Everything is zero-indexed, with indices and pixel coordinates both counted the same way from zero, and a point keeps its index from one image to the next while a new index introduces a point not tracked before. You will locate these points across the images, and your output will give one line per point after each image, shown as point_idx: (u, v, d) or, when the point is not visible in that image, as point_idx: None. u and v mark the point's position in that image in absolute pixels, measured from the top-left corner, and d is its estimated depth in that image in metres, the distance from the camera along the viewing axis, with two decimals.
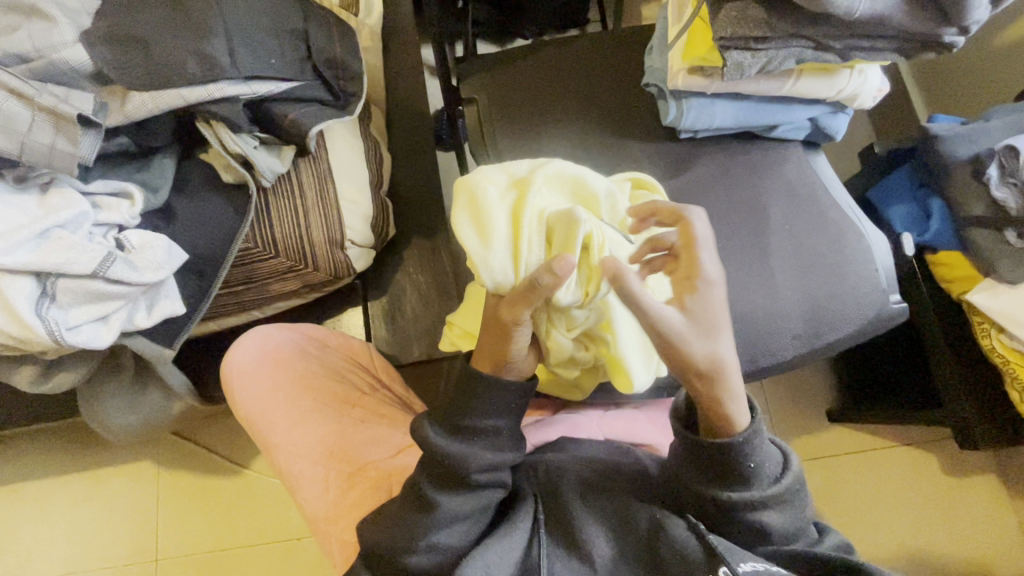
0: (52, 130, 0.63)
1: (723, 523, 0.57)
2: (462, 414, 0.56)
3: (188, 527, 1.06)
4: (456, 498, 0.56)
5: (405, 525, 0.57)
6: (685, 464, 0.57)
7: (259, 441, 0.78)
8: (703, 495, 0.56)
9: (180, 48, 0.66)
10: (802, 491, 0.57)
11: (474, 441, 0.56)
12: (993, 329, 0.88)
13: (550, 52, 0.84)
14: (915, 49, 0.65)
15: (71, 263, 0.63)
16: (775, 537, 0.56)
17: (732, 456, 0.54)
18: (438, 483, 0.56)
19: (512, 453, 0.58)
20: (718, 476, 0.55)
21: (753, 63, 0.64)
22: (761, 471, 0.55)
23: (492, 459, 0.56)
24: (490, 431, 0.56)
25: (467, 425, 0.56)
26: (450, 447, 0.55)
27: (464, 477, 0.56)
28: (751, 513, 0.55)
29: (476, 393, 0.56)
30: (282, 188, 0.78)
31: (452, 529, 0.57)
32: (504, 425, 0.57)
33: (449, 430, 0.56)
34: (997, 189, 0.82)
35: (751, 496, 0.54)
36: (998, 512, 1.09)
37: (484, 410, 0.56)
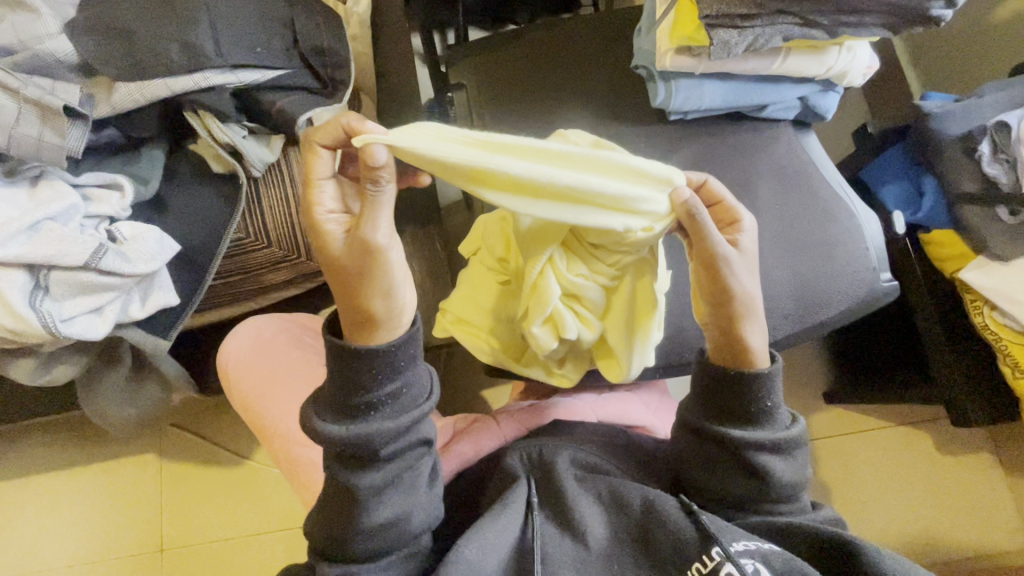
0: (38, 122, 0.63)
1: (728, 471, 0.58)
2: (346, 388, 0.50)
3: (190, 516, 1.07)
4: (372, 474, 0.52)
5: (337, 514, 0.53)
6: (701, 400, 0.59)
7: (257, 428, 0.80)
8: (716, 434, 0.57)
9: (166, 39, 0.67)
10: (804, 450, 0.59)
11: (372, 413, 0.51)
12: (986, 306, 0.88)
13: (539, 35, 0.84)
14: (905, 24, 0.64)
15: (63, 255, 0.63)
16: (779, 488, 0.57)
17: (748, 389, 0.56)
18: (352, 465, 0.52)
19: (423, 407, 0.53)
20: (733, 413, 0.57)
21: (740, 41, 0.64)
22: (771, 415, 0.57)
23: (397, 426, 0.51)
24: (391, 392, 0.51)
25: (357, 400, 0.50)
26: (350, 427, 0.50)
27: (376, 452, 0.52)
28: (758, 455, 0.56)
29: (360, 366, 0.50)
30: (272, 178, 0.78)
31: (386, 503, 0.53)
32: (398, 385, 0.51)
33: (338, 410, 0.51)
34: (989, 166, 0.83)
35: (760, 436, 0.56)
36: (990, 488, 1.11)
37: (372, 380, 0.50)
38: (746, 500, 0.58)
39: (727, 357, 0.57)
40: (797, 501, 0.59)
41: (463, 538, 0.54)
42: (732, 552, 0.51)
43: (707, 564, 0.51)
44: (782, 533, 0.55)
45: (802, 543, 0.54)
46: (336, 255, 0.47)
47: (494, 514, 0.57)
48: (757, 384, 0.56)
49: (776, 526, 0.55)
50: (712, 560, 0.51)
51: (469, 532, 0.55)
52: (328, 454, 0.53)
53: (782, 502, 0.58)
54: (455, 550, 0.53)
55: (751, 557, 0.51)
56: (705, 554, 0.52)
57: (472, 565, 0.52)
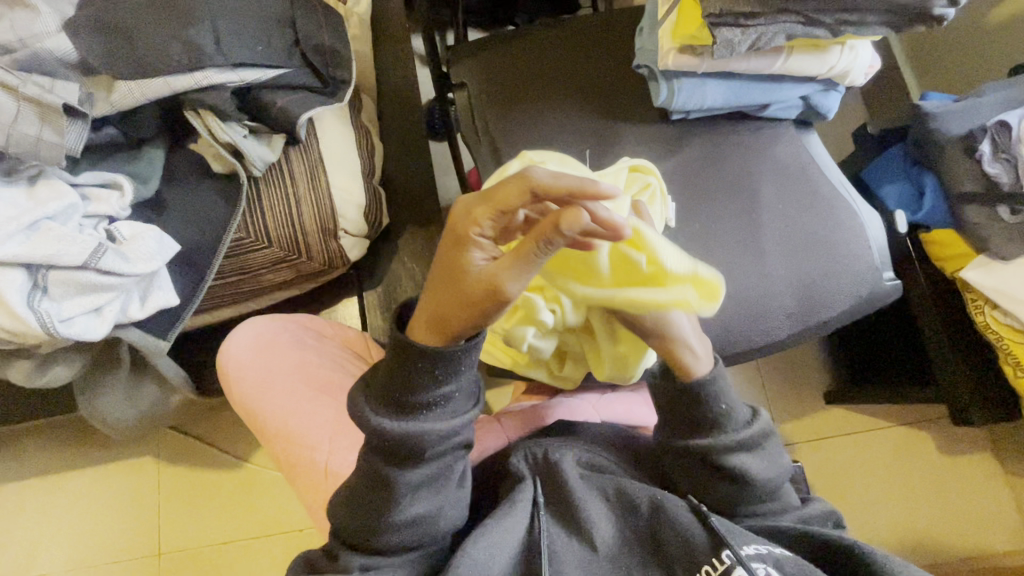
0: (37, 120, 0.63)
1: (710, 478, 0.58)
2: (402, 389, 0.50)
3: (188, 520, 1.06)
4: (417, 471, 0.53)
5: (371, 507, 0.54)
6: (664, 419, 0.59)
7: (258, 429, 0.80)
8: (681, 445, 0.58)
9: (166, 37, 0.66)
10: (773, 440, 0.59)
11: (424, 413, 0.51)
12: (987, 305, 0.88)
13: (540, 35, 0.84)
14: (906, 23, 0.64)
15: (62, 254, 0.63)
16: (759, 485, 0.57)
17: (698, 399, 0.56)
18: (394, 460, 0.52)
19: (470, 412, 0.53)
20: (692, 422, 0.58)
21: (743, 40, 0.64)
22: (730, 417, 0.57)
23: (447, 428, 0.51)
24: (443, 395, 0.50)
25: (412, 402, 0.50)
26: (399, 426, 0.50)
27: (423, 451, 0.52)
28: (729, 458, 0.57)
29: (415, 368, 0.49)
30: (272, 178, 0.78)
31: (422, 498, 0.54)
32: (452, 390, 0.51)
33: (392, 409, 0.51)
34: (991, 165, 0.84)
35: (724, 440, 0.57)
36: (992, 488, 1.10)
37: (426, 383, 0.49)
38: (732, 502, 0.58)
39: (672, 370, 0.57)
40: (784, 496, 0.59)
41: (471, 538, 0.53)
42: (743, 555, 0.51)
43: (718, 566, 0.51)
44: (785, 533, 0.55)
45: (798, 542, 0.55)
46: (465, 280, 0.46)
47: (499, 515, 0.56)
48: (705, 393, 0.56)
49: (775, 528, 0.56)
50: (722, 563, 0.51)
51: (475, 533, 0.54)
52: (368, 446, 0.53)
53: (767, 499, 0.58)
54: (462, 549, 0.52)
55: (763, 561, 0.50)
56: (715, 557, 0.52)
57: (480, 565, 0.52)
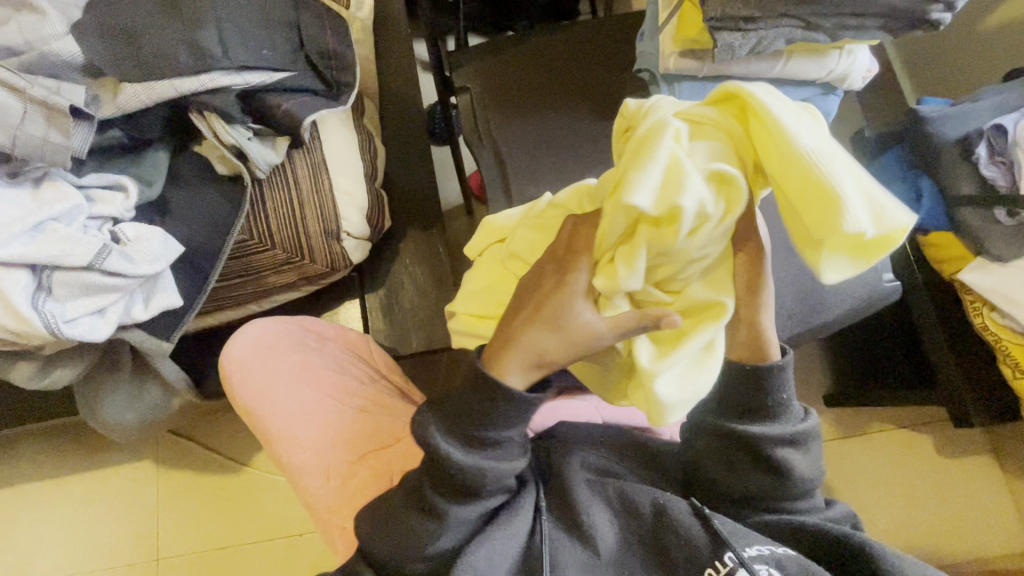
0: (44, 122, 0.63)
1: (747, 467, 0.57)
2: (473, 422, 0.51)
3: (188, 525, 1.06)
4: (467, 507, 0.53)
5: (412, 532, 0.54)
6: (717, 402, 0.58)
7: (259, 431, 0.79)
8: (733, 432, 0.56)
9: (173, 39, 0.67)
10: (819, 441, 0.59)
11: (489, 451, 0.52)
12: (985, 307, 0.89)
13: (541, 40, 0.85)
14: (904, 28, 0.65)
15: (66, 255, 0.63)
16: (799, 481, 0.57)
17: (765, 383, 0.54)
18: (449, 491, 0.53)
19: (525, 461, 0.55)
20: (747, 410, 0.56)
21: (744, 44, 0.64)
22: (788, 407, 0.57)
23: (505, 472, 0.53)
24: (505, 441, 0.52)
25: (482, 436, 0.51)
26: (464, 459, 0.51)
27: (478, 488, 0.52)
28: (778, 450, 0.56)
29: (489, 404, 0.50)
30: (276, 180, 0.78)
31: (460, 534, 0.54)
32: (516, 435, 0.52)
33: (461, 438, 0.52)
34: (986, 168, 0.85)
35: (779, 429, 0.56)
36: (993, 491, 1.11)
37: (497, 421, 0.51)
38: (763, 495, 0.58)
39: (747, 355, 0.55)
40: (812, 498, 0.59)
41: (472, 542, 0.54)
42: (745, 557, 0.51)
43: (721, 569, 0.51)
44: (792, 532, 0.56)
45: (804, 539, 0.55)
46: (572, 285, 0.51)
47: (501, 519, 0.56)
48: (775, 380, 0.54)
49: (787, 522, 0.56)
50: (725, 565, 0.51)
51: (477, 537, 0.54)
52: (423, 469, 0.54)
53: (798, 498, 0.58)
54: (464, 556, 0.52)
55: (765, 562, 0.51)
56: (717, 559, 0.52)
57: (482, 569, 0.52)
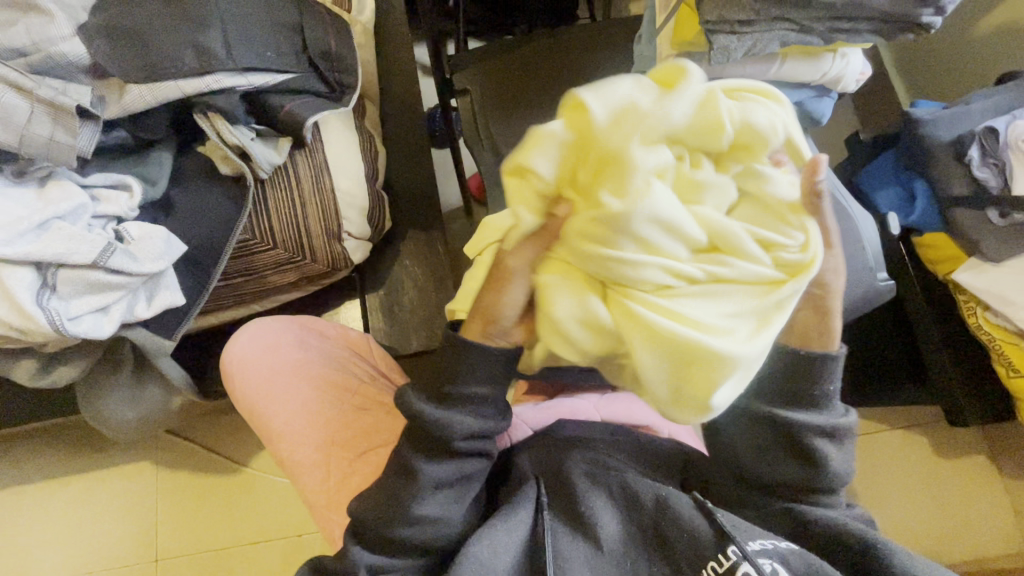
0: (51, 122, 0.64)
1: (779, 453, 0.58)
2: (447, 379, 0.55)
3: (187, 526, 1.06)
4: (443, 465, 0.56)
5: (394, 493, 0.56)
6: (763, 387, 0.57)
7: (260, 428, 0.80)
8: (778, 418, 0.56)
9: (178, 41, 0.68)
10: (852, 440, 0.59)
11: (459, 408, 0.55)
12: (979, 307, 0.90)
13: (540, 44, 0.86)
14: (896, 31, 0.66)
15: (71, 253, 0.64)
16: (829, 475, 0.57)
17: (818, 371, 0.55)
18: (425, 450, 0.56)
19: (499, 422, 0.57)
20: (791, 399, 0.56)
21: (739, 46, 0.65)
22: (831, 399, 0.57)
23: (475, 428, 0.55)
24: (476, 399, 0.55)
25: (452, 392, 0.54)
26: (433, 413, 0.54)
27: (449, 444, 0.55)
28: (815, 439, 0.56)
29: (459, 360, 0.54)
30: (278, 181, 0.79)
31: (441, 498, 0.57)
32: (489, 393, 0.55)
33: (435, 396, 0.55)
34: (979, 169, 0.86)
35: (820, 419, 0.56)
36: (989, 492, 1.11)
37: (468, 377, 0.54)
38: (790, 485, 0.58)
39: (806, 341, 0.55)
40: (836, 496, 0.59)
41: (476, 535, 0.54)
42: (749, 552, 0.51)
43: (723, 563, 0.51)
44: (801, 526, 0.57)
45: (809, 536, 0.57)
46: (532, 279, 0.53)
47: (504, 513, 0.57)
48: (827, 369, 0.55)
49: (796, 515, 0.58)
50: (728, 559, 0.51)
51: (482, 530, 0.55)
52: (404, 432, 0.57)
53: (821, 493, 0.58)
54: (467, 547, 0.53)
55: (769, 557, 0.51)
56: (721, 554, 0.52)
57: (485, 562, 0.53)
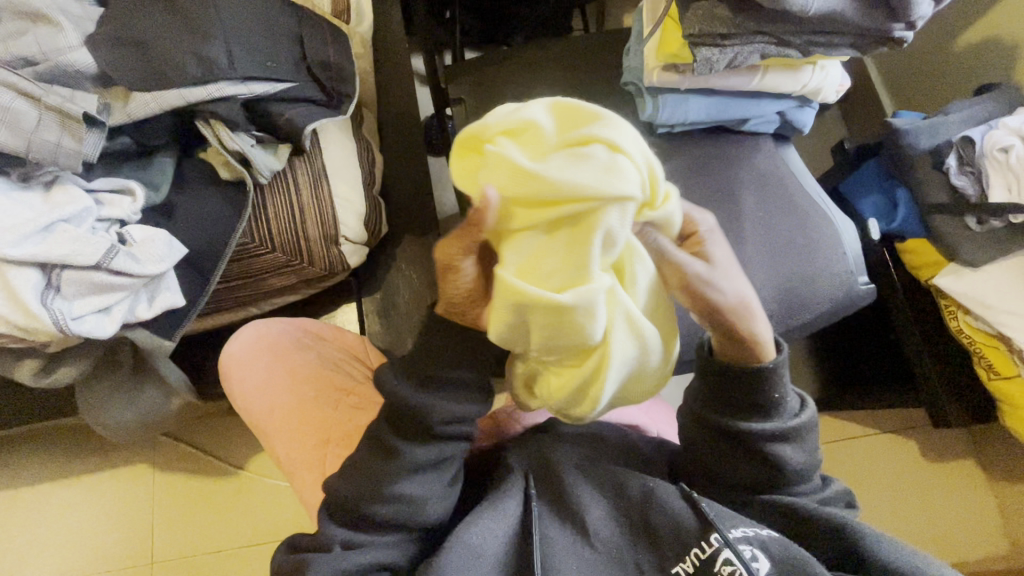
0: (57, 129, 0.66)
1: (738, 457, 0.59)
2: (430, 362, 0.56)
3: (183, 528, 1.07)
4: (422, 449, 0.57)
5: (369, 473, 0.57)
6: (707, 398, 0.59)
7: (253, 422, 0.82)
8: (727, 429, 0.58)
9: (182, 52, 0.70)
10: (815, 433, 0.60)
11: (442, 391, 0.56)
12: (960, 311, 0.93)
13: (533, 54, 0.89)
14: (870, 45, 0.70)
15: (76, 254, 0.66)
16: (790, 472, 0.58)
17: (759, 382, 0.56)
18: (404, 431, 0.57)
19: (481, 406, 0.58)
20: (743, 406, 0.58)
21: (721, 58, 0.68)
22: (782, 404, 0.58)
23: (458, 411, 0.56)
24: (458, 383, 0.56)
25: (435, 375, 0.56)
26: (415, 397, 0.55)
27: (429, 428, 0.56)
28: (768, 444, 0.57)
29: (444, 341, 0.56)
30: (277, 186, 0.81)
31: (418, 481, 0.57)
32: (471, 376, 0.57)
33: (417, 380, 0.56)
34: (957, 177, 0.89)
35: (771, 425, 0.57)
36: (975, 492, 1.13)
37: (452, 360, 0.56)
38: (761, 481, 0.59)
39: (728, 352, 0.57)
40: (811, 481, 0.61)
41: (462, 524, 0.56)
42: (730, 538, 0.53)
43: (706, 550, 0.53)
44: (787, 516, 0.57)
45: (789, 524, 0.57)
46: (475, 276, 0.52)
47: (491, 502, 0.58)
48: (765, 378, 0.56)
49: (774, 505, 0.58)
50: (710, 545, 0.53)
51: (468, 520, 0.56)
52: (383, 414, 0.58)
53: (794, 483, 0.59)
54: (455, 533, 0.55)
55: (749, 543, 0.53)
56: (703, 541, 0.54)
57: (473, 547, 0.54)
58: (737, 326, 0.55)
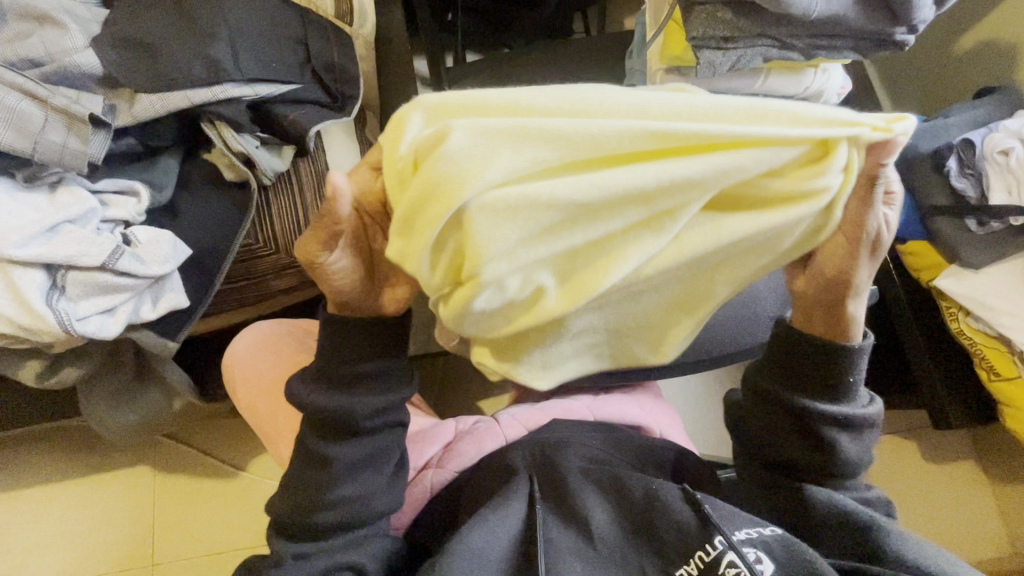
0: (63, 130, 0.67)
1: (796, 435, 0.59)
2: (341, 362, 0.57)
3: (184, 530, 1.06)
4: (351, 445, 0.58)
5: (306, 480, 0.59)
6: (776, 373, 0.60)
7: (255, 423, 0.82)
8: (797, 406, 0.58)
9: (188, 54, 0.71)
10: (873, 431, 0.60)
11: (358, 386, 0.57)
12: (961, 313, 0.93)
13: (536, 57, 0.89)
14: (873, 49, 0.71)
15: (83, 254, 0.66)
16: (844, 464, 0.58)
17: (842, 361, 0.57)
18: (327, 434, 0.58)
19: (397, 392, 0.59)
20: (812, 384, 0.58)
21: (724, 61, 0.68)
22: (853, 391, 0.58)
23: (375, 403, 0.57)
24: (369, 375, 0.57)
25: (346, 373, 0.57)
26: (329, 397, 0.56)
27: (352, 424, 0.57)
28: (831, 430, 0.58)
29: (348, 341, 0.57)
30: (281, 187, 0.81)
31: (355, 480, 0.58)
32: (384, 366, 0.58)
33: (327, 382, 0.57)
34: (958, 179, 0.89)
35: (837, 410, 0.57)
36: (976, 494, 1.13)
37: (361, 355, 0.57)
38: (806, 469, 0.60)
39: (828, 325, 0.57)
40: (854, 482, 0.60)
41: (467, 527, 0.56)
42: (734, 541, 0.53)
43: (709, 553, 0.53)
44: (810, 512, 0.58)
45: (812, 521, 0.58)
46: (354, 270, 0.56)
47: (495, 505, 0.58)
48: (848, 360, 0.56)
49: (803, 498, 0.59)
50: (714, 549, 0.53)
51: (474, 523, 0.57)
52: (306, 423, 0.59)
53: (840, 480, 0.59)
54: (458, 537, 0.55)
55: (753, 546, 0.53)
56: (707, 544, 0.54)
57: (477, 551, 0.54)
58: (849, 306, 0.56)
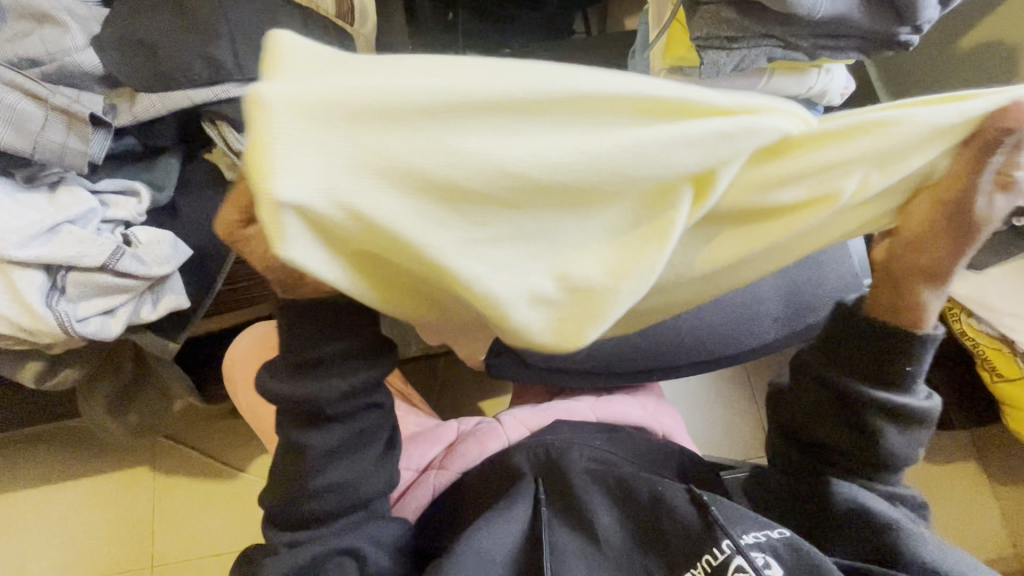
0: (63, 129, 0.66)
1: (846, 421, 0.58)
2: (303, 344, 0.49)
3: (183, 531, 1.06)
4: (327, 434, 0.53)
5: (290, 472, 0.56)
6: (836, 357, 0.57)
7: (254, 421, 0.83)
8: (854, 391, 0.56)
9: (185, 52, 0.70)
10: (925, 429, 0.58)
11: (324, 371, 0.50)
12: (963, 313, 0.92)
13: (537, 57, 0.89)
14: (877, 47, 0.71)
15: (83, 255, 0.65)
16: (888, 458, 0.58)
17: (909, 349, 0.53)
18: (302, 423, 0.53)
19: (364, 373, 0.51)
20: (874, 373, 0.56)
21: (729, 62, 0.68)
22: (914, 385, 0.56)
23: (344, 388, 0.50)
24: (336, 359, 0.50)
25: (307, 359, 0.49)
26: (293, 388, 0.50)
27: (322, 413, 0.52)
28: (884, 422, 0.56)
29: (308, 321, 0.49)
30: None
31: (338, 469, 0.55)
32: (347, 347, 0.50)
33: (291, 367, 0.50)
34: None
35: (895, 402, 0.55)
36: (977, 494, 1.13)
37: (325, 335, 0.49)
38: (847, 459, 0.59)
39: (897, 308, 0.53)
40: (891, 478, 0.60)
41: (473, 529, 0.56)
42: (742, 546, 0.52)
43: (717, 557, 0.53)
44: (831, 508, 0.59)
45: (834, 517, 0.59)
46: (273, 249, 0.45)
47: (501, 507, 0.58)
48: (917, 350, 0.53)
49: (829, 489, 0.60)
50: (722, 553, 0.53)
51: (482, 525, 0.56)
52: (280, 415, 0.53)
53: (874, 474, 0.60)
54: (464, 539, 0.55)
55: (761, 550, 0.52)
56: (715, 548, 0.53)
57: (484, 554, 0.54)
58: (925, 295, 0.51)
